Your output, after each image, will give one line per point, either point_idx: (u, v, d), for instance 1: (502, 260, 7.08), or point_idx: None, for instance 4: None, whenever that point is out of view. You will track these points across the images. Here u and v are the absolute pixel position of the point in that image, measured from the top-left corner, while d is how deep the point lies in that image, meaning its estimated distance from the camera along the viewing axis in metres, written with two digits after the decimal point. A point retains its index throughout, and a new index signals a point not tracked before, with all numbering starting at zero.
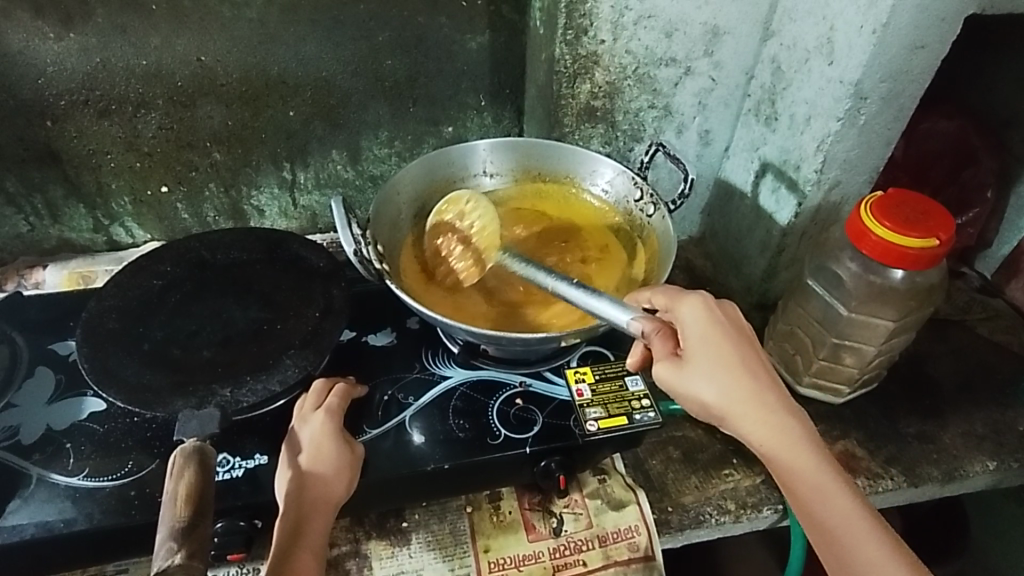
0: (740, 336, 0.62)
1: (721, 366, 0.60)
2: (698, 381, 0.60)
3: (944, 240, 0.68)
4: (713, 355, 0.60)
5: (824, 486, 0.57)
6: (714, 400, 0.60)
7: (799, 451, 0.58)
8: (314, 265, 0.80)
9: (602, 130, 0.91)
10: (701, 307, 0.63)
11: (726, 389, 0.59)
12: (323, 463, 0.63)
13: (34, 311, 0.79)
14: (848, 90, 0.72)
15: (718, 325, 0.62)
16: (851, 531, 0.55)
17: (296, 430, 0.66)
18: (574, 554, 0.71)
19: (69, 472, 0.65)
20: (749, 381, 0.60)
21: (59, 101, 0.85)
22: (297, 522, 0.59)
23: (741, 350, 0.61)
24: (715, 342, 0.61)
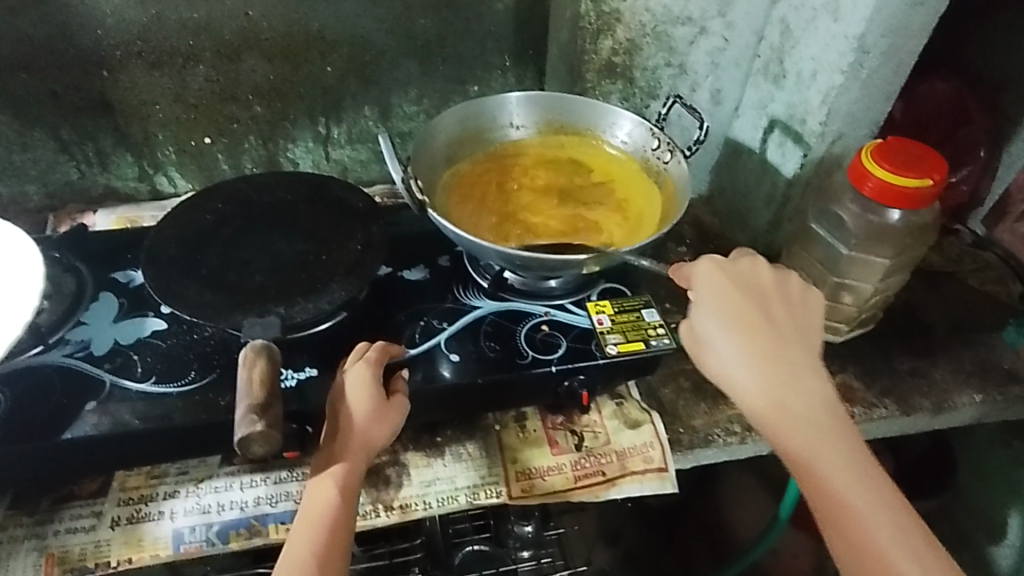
0: (751, 304, 0.67)
1: (733, 333, 0.66)
2: (713, 343, 0.67)
3: (938, 181, 0.75)
4: (724, 316, 0.67)
5: (830, 467, 0.59)
6: (727, 362, 0.66)
7: (806, 429, 0.61)
8: (354, 206, 0.86)
9: (621, 86, 1.00)
10: (710, 271, 0.70)
11: (740, 357, 0.65)
12: (364, 389, 0.70)
13: (95, 244, 0.86)
14: (852, 45, 0.79)
15: (732, 289, 0.68)
16: (853, 516, 0.56)
17: (345, 365, 0.72)
18: (594, 466, 0.77)
19: (139, 379, 0.72)
20: (762, 350, 0.65)
21: (115, 52, 0.91)
22: (333, 443, 0.68)
23: (748, 314, 0.66)
24: (730, 303, 0.67)
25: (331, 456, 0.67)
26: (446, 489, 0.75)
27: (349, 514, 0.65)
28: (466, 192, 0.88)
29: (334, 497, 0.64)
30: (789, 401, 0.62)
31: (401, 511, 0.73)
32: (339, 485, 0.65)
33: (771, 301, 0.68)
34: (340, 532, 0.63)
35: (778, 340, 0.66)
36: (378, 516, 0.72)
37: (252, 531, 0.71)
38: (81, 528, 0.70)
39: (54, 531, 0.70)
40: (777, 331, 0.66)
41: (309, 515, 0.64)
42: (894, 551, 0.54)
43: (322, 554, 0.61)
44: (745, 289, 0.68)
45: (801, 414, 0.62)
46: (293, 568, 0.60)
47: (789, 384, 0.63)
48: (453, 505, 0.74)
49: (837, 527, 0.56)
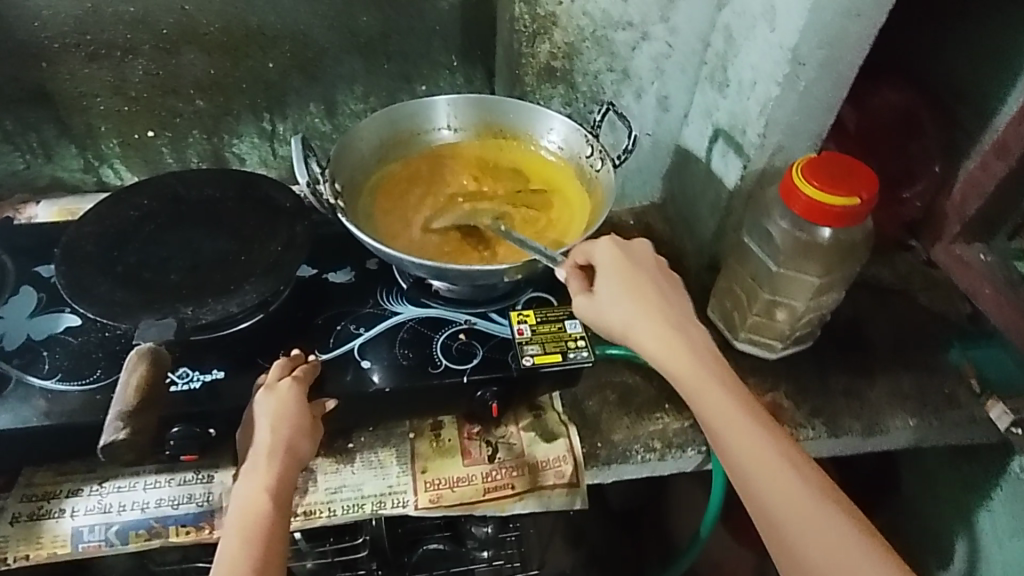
0: (644, 272, 0.73)
1: (636, 303, 0.70)
2: (618, 313, 0.71)
3: (866, 199, 0.73)
4: (626, 287, 0.71)
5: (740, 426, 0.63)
6: (635, 332, 0.70)
7: (712, 388, 0.65)
8: (280, 205, 0.84)
9: (562, 90, 0.97)
10: (610, 249, 0.74)
11: (650, 328, 0.69)
12: (282, 407, 0.68)
13: (23, 237, 0.85)
14: (787, 56, 0.76)
15: (630, 263, 0.73)
16: (768, 466, 0.60)
17: (257, 391, 0.70)
18: (505, 478, 0.76)
19: (44, 375, 0.72)
20: (666, 320, 0.70)
21: (52, 44, 0.90)
22: (256, 463, 0.66)
23: (644, 280, 0.72)
24: (631, 276, 0.72)
25: (257, 473, 0.65)
26: (352, 496, 0.74)
27: (283, 528, 0.64)
28: (394, 191, 0.87)
29: (266, 510, 0.63)
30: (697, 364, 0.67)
31: (305, 517, 0.73)
32: (271, 498, 0.64)
33: (661, 276, 0.74)
34: (277, 544, 0.62)
35: (674, 312, 0.71)
36: None
37: (151, 532, 0.71)
38: None
39: None
40: (671, 303, 0.72)
41: (244, 531, 0.62)
42: (806, 494, 0.59)
43: (260, 567, 0.60)
44: (638, 263, 0.74)
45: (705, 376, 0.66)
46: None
47: (690, 349, 0.68)
48: (358, 514, 0.73)
49: (748, 477, 0.61)
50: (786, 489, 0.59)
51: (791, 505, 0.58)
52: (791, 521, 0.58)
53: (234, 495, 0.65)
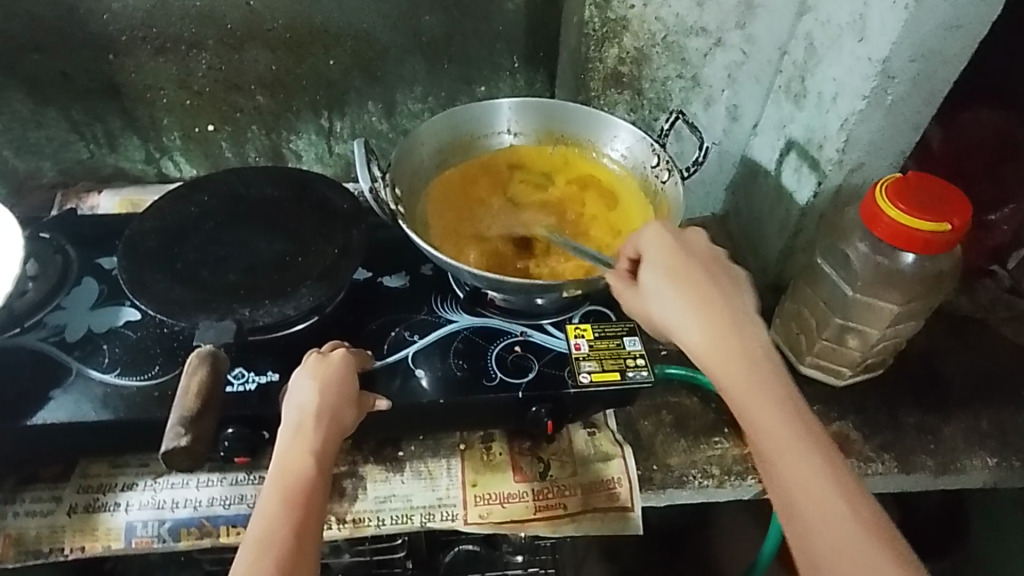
0: (696, 263, 0.65)
1: (683, 297, 0.62)
2: (661, 307, 0.63)
3: (958, 226, 0.68)
4: (670, 279, 0.63)
5: (788, 445, 0.54)
6: (679, 329, 0.62)
7: (760, 397, 0.57)
8: (338, 207, 0.84)
9: (628, 96, 0.99)
10: (661, 236, 0.66)
11: (697, 326, 0.61)
12: (329, 372, 0.66)
13: (87, 228, 0.87)
14: (876, 68, 0.71)
15: (681, 251, 0.65)
16: (811, 495, 0.52)
17: (306, 357, 0.68)
18: (556, 498, 0.75)
19: (104, 369, 0.72)
20: (719, 318, 0.61)
21: (121, 36, 0.91)
22: (300, 424, 0.62)
23: (696, 272, 0.64)
24: (677, 267, 0.64)
25: (299, 434, 0.61)
26: (401, 507, 0.74)
27: (322, 492, 0.60)
28: (453, 194, 0.85)
29: (309, 472, 0.59)
30: (749, 368, 0.58)
31: (354, 525, 0.73)
32: (316, 460, 0.60)
33: (721, 268, 0.65)
34: (316, 509, 0.58)
35: (734, 308, 0.62)
36: (331, 528, 0.72)
37: (202, 531, 0.71)
38: (38, 512, 0.71)
39: (14, 512, 0.71)
40: (730, 298, 0.63)
41: (284, 491, 0.58)
42: (854, 533, 0.50)
43: (297, 531, 0.56)
44: (694, 253, 0.65)
45: (757, 380, 0.58)
46: (268, 541, 0.55)
47: (741, 351, 0.59)
48: (406, 525, 0.72)
49: (783, 494, 0.53)
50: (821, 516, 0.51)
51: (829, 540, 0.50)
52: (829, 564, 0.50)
53: (274, 454, 0.61)
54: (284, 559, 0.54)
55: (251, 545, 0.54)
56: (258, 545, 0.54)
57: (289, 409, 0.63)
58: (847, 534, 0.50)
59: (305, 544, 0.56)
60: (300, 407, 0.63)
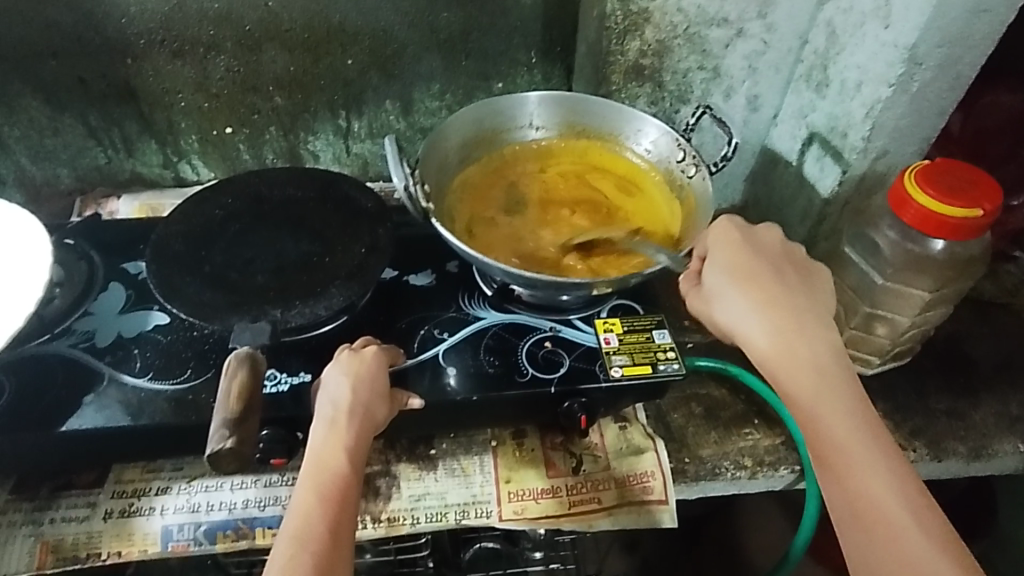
0: (769, 262, 0.65)
1: (750, 295, 0.63)
2: (725, 306, 0.64)
3: (989, 211, 0.67)
4: (737, 278, 0.64)
5: (859, 452, 0.55)
6: (744, 329, 0.63)
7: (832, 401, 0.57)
8: (362, 206, 0.84)
9: (649, 89, 0.94)
10: (727, 234, 0.67)
11: (763, 325, 0.61)
12: (363, 367, 0.65)
13: (110, 234, 0.86)
14: (902, 55, 0.70)
15: (750, 251, 0.66)
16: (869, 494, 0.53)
17: (340, 352, 0.67)
18: (591, 492, 0.75)
19: (136, 374, 0.72)
20: (788, 318, 0.61)
21: (138, 40, 0.91)
22: (334, 419, 0.61)
23: (768, 273, 0.64)
24: (748, 265, 0.65)
25: (333, 429, 0.61)
26: (436, 504, 0.74)
27: (356, 491, 0.59)
28: (478, 194, 0.85)
29: (343, 469, 0.59)
30: (821, 375, 0.59)
31: (389, 524, 0.73)
32: (349, 456, 0.59)
33: (791, 268, 0.66)
34: (351, 506, 0.58)
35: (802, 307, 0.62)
36: (366, 527, 0.72)
37: (238, 533, 0.71)
38: (74, 518, 0.71)
39: (50, 519, 0.71)
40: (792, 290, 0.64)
41: (319, 487, 0.57)
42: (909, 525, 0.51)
43: (333, 529, 0.56)
44: (761, 252, 0.66)
45: (830, 386, 0.58)
46: (306, 537, 0.54)
47: (813, 357, 0.60)
48: (441, 523, 0.72)
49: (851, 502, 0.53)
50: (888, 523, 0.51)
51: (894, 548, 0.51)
52: (891, 573, 0.50)
53: (308, 449, 0.60)
54: (321, 555, 0.53)
55: (289, 539, 0.54)
56: (296, 541, 0.54)
57: (322, 403, 0.63)
58: (913, 544, 0.50)
59: (340, 542, 0.55)
60: (334, 403, 0.63)
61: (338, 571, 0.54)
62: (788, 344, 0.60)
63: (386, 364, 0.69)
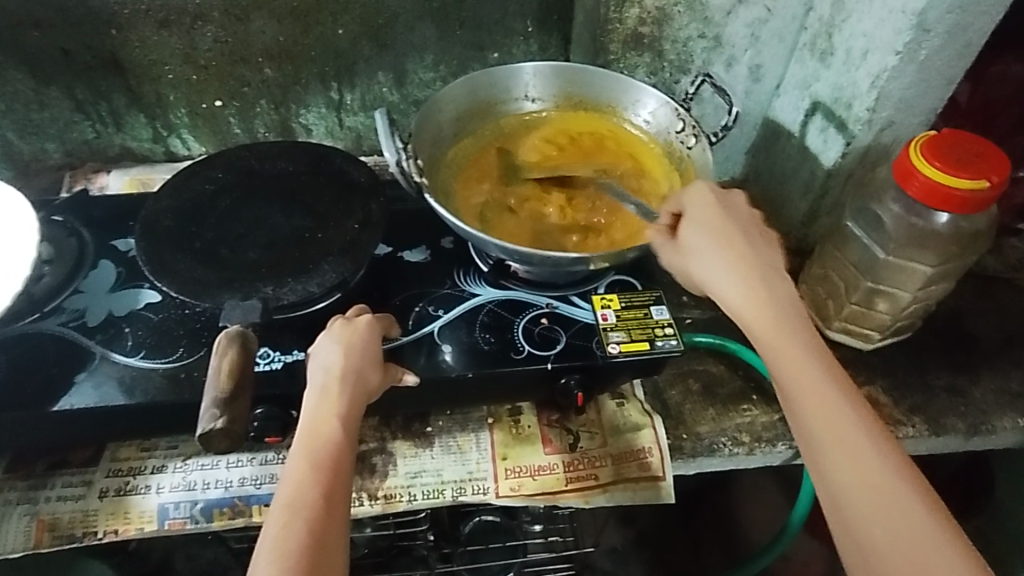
0: (738, 222, 0.63)
1: (720, 248, 0.61)
2: (697, 261, 0.62)
3: (996, 183, 0.66)
4: (711, 236, 0.62)
5: (818, 391, 0.53)
6: (717, 284, 0.60)
7: (793, 345, 0.56)
8: (355, 180, 0.82)
9: (648, 59, 0.98)
10: (701, 194, 0.65)
11: (736, 280, 0.59)
12: (355, 337, 0.65)
13: (99, 209, 0.85)
14: (911, 21, 0.67)
15: (719, 209, 0.64)
16: (841, 441, 0.51)
17: (330, 323, 0.67)
18: (587, 469, 0.75)
19: (128, 352, 0.71)
20: (757, 270, 0.60)
21: (122, 10, 0.88)
22: (325, 387, 0.61)
23: (738, 232, 0.62)
24: (718, 224, 0.63)
25: (325, 397, 0.60)
26: (432, 481, 0.73)
27: (350, 459, 0.58)
28: (468, 166, 0.83)
29: (336, 436, 0.58)
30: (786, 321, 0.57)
31: (385, 500, 0.73)
32: (342, 423, 0.59)
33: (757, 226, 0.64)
34: (345, 472, 0.57)
35: (767, 263, 0.61)
36: (362, 504, 0.72)
37: (235, 510, 0.71)
38: (69, 497, 0.71)
39: (45, 498, 0.71)
40: (762, 249, 0.62)
41: (312, 455, 0.56)
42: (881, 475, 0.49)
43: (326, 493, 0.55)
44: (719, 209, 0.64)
45: (793, 335, 0.56)
46: (298, 505, 0.53)
47: (781, 305, 0.58)
48: (438, 499, 0.72)
49: (825, 457, 0.51)
50: (861, 472, 0.49)
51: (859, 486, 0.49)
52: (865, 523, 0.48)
53: (301, 419, 0.60)
54: (314, 522, 0.52)
55: (282, 507, 0.53)
56: (289, 509, 0.53)
57: (314, 371, 0.63)
58: (880, 485, 0.49)
59: (335, 507, 0.54)
60: (326, 371, 0.62)
61: (331, 538, 0.52)
62: (757, 296, 0.58)
63: (377, 337, 0.68)
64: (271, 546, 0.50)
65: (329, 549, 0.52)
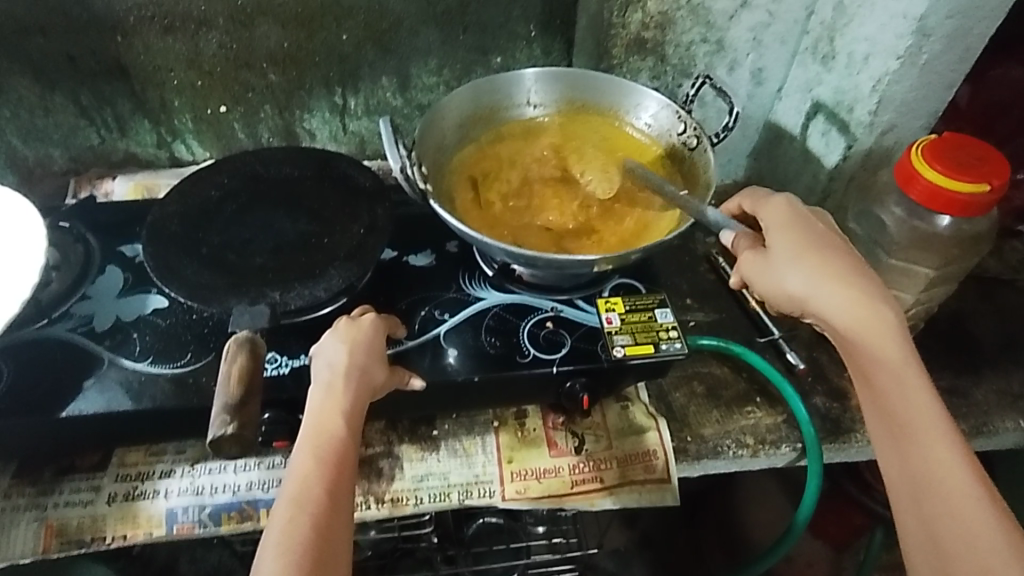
0: (834, 240, 0.65)
1: (817, 264, 0.62)
2: (792, 275, 0.63)
3: (997, 186, 0.66)
4: (807, 250, 0.63)
5: (930, 424, 0.57)
6: (817, 299, 0.62)
7: (907, 374, 0.59)
8: (360, 184, 0.82)
9: (651, 63, 0.92)
10: (799, 210, 0.67)
11: (840, 298, 0.61)
12: (360, 335, 0.65)
13: (105, 215, 0.85)
14: (912, 26, 0.68)
15: (813, 227, 0.66)
16: (947, 473, 0.55)
17: (338, 322, 0.67)
18: (593, 472, 0.75)
19: (136, 358, 0.72)
20: (862, 291, 0.61)
21: (128, 16, 0.88)
22: (331, 382, 0.61)
23: (838, 251, 0.64)
24: (815, 241, 0.64)
25: (331, 393, 0.61)
26: (438, 485, 0.74)
27: (354, 454, 0.60)
28: (471, 172, 0.84)
29: (340, 433, 0.59)
30: (897, 347, 0.60)
31: (392, 504, 0.73)
32: (347, 421, 0.59)
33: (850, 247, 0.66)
34: (349, 469, 0.58)
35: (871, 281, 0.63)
36: (369, 508, 0.72)
37: (243, 514, 0.71)
38: (77, 502, 0.71)
39: (53, 503, 0.71)
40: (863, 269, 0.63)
41: (317, 451, 0.58)
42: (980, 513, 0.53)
43: (330, 490, 0.57)
44: (819, 230, 0.65)
45: (903, 363, 0.59)
46: (303, 501, 0.55)
47: (890, 328, 0.60)
48: (444, 502, 0.73)
49: (928, 485, 0.56)
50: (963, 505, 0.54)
51: (966, 534, 0.53)
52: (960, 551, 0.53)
53: (306, 413, 0.61)
54: (318, 518, 0.55)
55: (288, 502, 0.55)
56: (294, 504, 0.55)
57: (319, 367, 0.63)
58: (977, 522, 0.53)
59: (337, 505, 0.56)
60: (331, 367, 0.63)
61: (335, 537, 0.55)
62: (869, 315, 0.60)
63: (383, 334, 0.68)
64: (278, 544, 0.53)
65: (330, 546, 0.54)
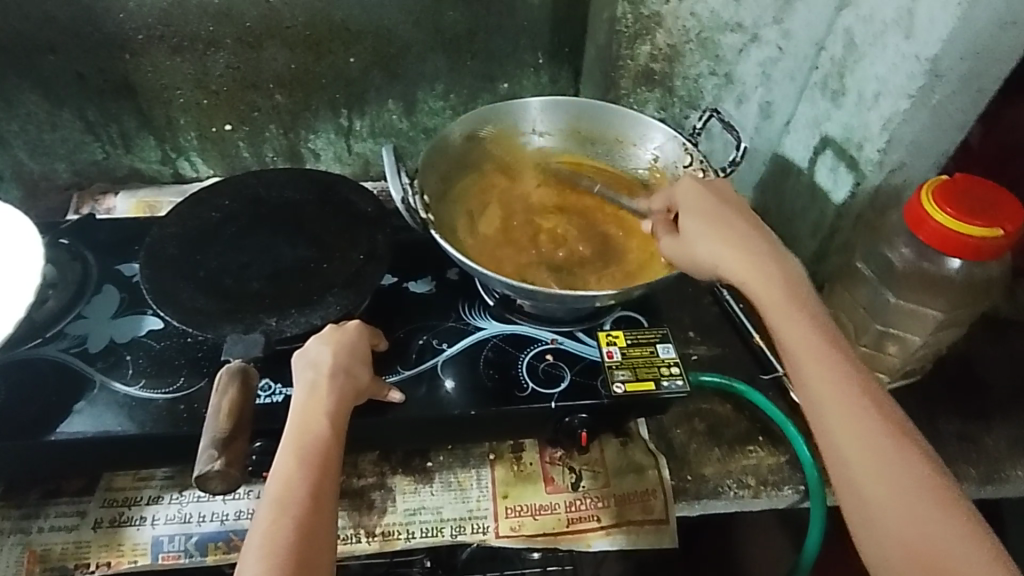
0: (734, 207, 0.67)
1: (714, 230, 0.65)
2: (699, 244, 0.65)
3: (1010, 232, 0.65)
4: (706, 220, 0.66)
5: (819, 357, 0.57)
6: (717, 261, 0.64)
7: (794, 313, 0.59)
8: (362, 210, 0.82)
9: (659, 95, 0.99)
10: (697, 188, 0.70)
11: (734, 258, 0.63)
12: (343, 338, 0.66)
13: (105, 234, 0.85)
14: (925, 67, 0.66)
15: (712, 197, 0.68)
16: (841, 404, 0.55)
17: (322, 328, 0.68)
18: (589, 509, 0.73)
19: (127, 381, 0.70)
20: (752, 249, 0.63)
21: (137, 35, 0.88)
22: (315, 381, 0.61)
23: (731, 214, 0.66)
24: (712, 211, 0.67)
25: (315, 392, 0.61)
26: (430, 519, 0.72)
27: (338, 453, 0.58)
28: (473, 202, 0.83)
29: (324, 432, 0.58)
30: (784, 288, 0.61)
31: (383, 538, 0.71)
32: (331, 420, 0.58)
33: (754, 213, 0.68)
34: (334, 468, 0.56)
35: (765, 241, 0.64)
36: (360, 542, 0.71)
37: (230, 545, 0.70)
38: (62, 527, 0.70)
39: (38, 528, 0.70)
40: (759, 231, 0.65)
41: (300, 450, 0.56)
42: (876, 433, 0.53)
43: (315, 490, 0.54)
44: (720, 204, 0.68)
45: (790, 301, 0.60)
46: (288, 501, 0.53)
47: (777, 275, 0.62)
48: (436, 538, 0.71)
49: (823, 420, 0.55)
50: (858, 431, 0.53)
51: (867, 459, 0.52)
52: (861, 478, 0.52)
53: (290, 416, 0.59)
54: (301, 521, 0.52)
55: (270, 502, 0.53)
56: (276, 505, 0.52)
57: (302, 368, 0.63)
58: (877, 445, 0.53)
59: (322, 506, 0.53)
60: (316, 367, 0.63)
61: (318, 534, 0.52)
62: (757, 267, 0.62)
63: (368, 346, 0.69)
64: (262, 539, 0.50)
65: (315, 551, 0.51)
